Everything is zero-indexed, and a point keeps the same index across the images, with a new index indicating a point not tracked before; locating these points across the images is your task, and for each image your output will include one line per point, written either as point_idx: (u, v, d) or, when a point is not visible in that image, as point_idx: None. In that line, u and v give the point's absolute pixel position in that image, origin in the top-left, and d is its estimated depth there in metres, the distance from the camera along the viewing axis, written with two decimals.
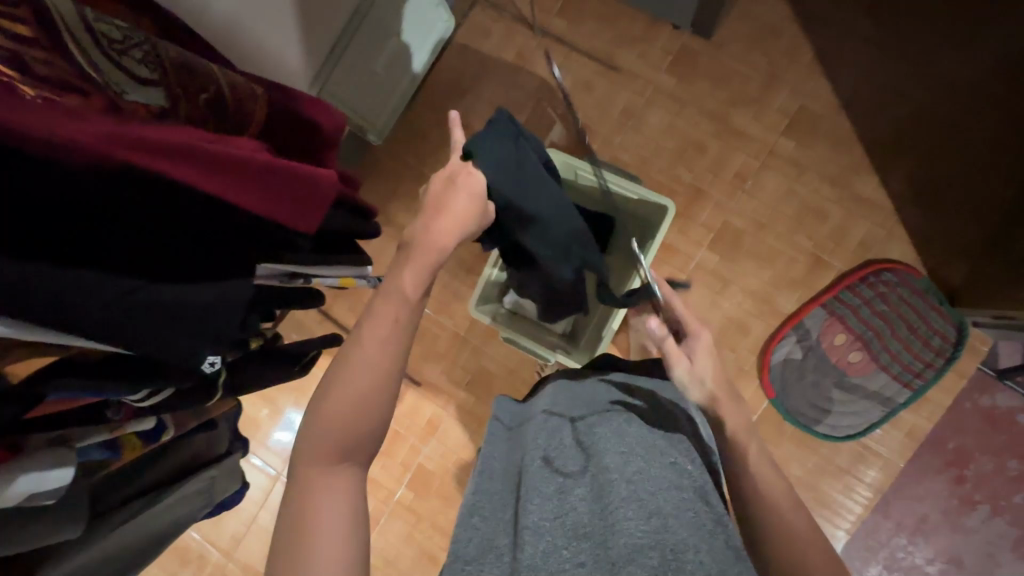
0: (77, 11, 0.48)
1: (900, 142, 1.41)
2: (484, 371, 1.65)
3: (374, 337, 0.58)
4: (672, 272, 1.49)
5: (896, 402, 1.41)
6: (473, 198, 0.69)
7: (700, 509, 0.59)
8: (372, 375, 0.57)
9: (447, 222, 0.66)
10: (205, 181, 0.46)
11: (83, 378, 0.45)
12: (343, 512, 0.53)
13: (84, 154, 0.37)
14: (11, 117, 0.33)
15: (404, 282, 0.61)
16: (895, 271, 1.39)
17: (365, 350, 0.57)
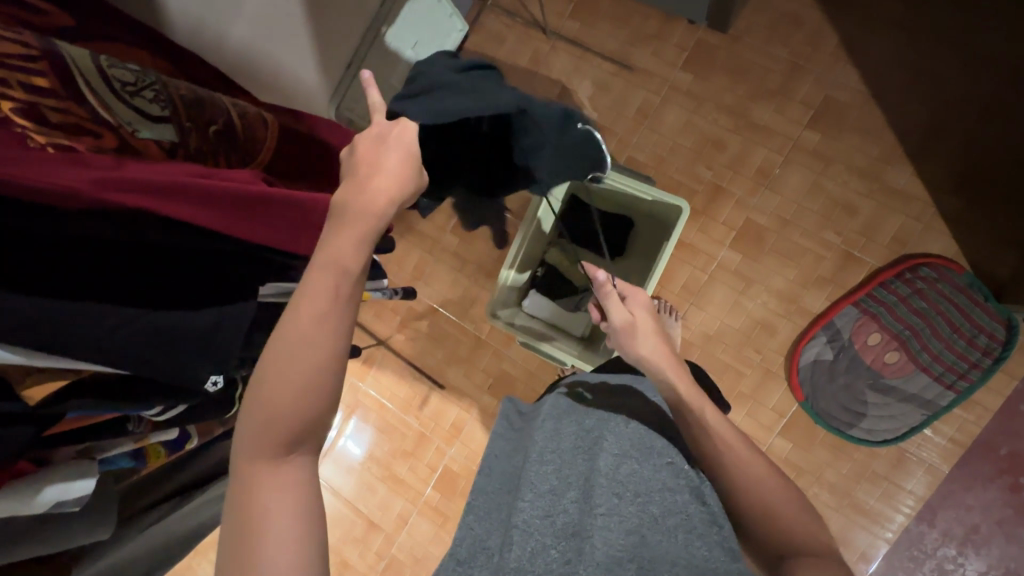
0: (93, 61, 0.53)
1: (937, 128, 1.32)
2: (505, 375, 1.67)
3: (306, 314, 0.55)
4: (692, 272, 1.46)
5: (937, 404, 1.33)
6: (408, 153, 0.65)
7: (693, 511, 0.58)
8: (310, 356, 0.54)
9: (381, 181, 0.62)
10: (196, 215, 0.48)
11: (98, 396, 0.49)
12: (292, 506, 0.51)
13: (73, 197, 0.41)
14: (11, 171, 0.38)
15: (340, 250, 0.57)
16: (933, 266, 1.31)
17: (295, 330, 0.54)
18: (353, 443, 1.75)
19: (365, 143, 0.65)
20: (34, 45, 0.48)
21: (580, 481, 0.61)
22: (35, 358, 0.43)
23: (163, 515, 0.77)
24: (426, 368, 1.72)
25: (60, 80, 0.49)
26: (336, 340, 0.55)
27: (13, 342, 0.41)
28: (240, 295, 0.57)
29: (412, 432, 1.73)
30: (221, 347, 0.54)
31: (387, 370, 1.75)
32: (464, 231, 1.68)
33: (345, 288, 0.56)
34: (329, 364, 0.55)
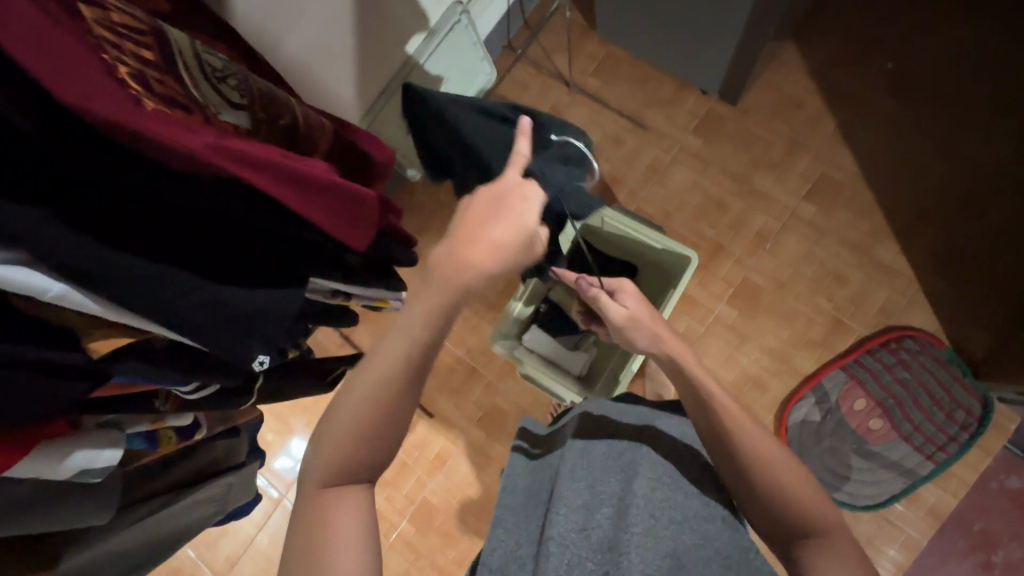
0: (190, 45, 0.55)
1: (921, 213, 1.44)
2: (497, 408, 1.66)
3: (380, 377, 0.62)
4: (690, 323, 1.51)
5: (918, 474, 1.38)
6: (516, 231, 0.69)
7: (723, 537, 0.60)
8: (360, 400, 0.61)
9: (475, 256, 0.67)
10: (281, 192, 0.51)
11: (152, 358, 0.50)
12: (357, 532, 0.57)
13: (189, 158, 0.42)
14: (140, 123, 0.39)
15: (414, 321, 0.64)
16: (917, 338, 1.39)
17: (366, 387, 0.61)
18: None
19: (477, 207, 0.69)
20: (141, 22, 0.49)
21: (613, 499, 0.61)
22: (109, 311, 0.44)
23: (161, 505, 0.73)
24: None
25: (161, 58, 0.50)
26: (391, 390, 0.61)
27: (98, 294, 0.42)
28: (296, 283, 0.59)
29: (392, 460, 1.67)
30: (272, 325, 0.55)
31: None
32: None
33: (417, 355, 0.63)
34: (383, 407, 0.61)
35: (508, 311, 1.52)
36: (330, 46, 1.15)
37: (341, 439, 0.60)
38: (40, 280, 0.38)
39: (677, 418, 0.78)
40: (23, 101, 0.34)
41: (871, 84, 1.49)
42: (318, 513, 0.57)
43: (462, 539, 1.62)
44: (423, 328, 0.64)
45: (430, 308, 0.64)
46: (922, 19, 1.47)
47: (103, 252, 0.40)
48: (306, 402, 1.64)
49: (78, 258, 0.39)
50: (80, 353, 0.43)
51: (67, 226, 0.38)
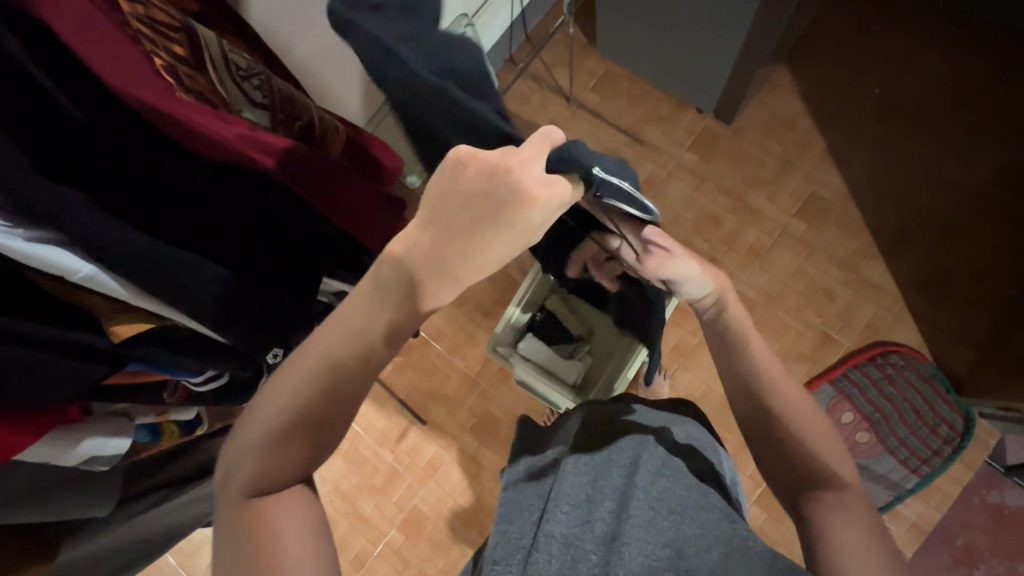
0: (218, 43, 0.57)
1: (907, 233, 1.49)
2: (490, 417, 1.66)
3: (306, 380, 0.52)
4: (683, 334, 1.54)
5: (903, 487, 1.41)
6: (494, 262, 0.48)
7: (722, 527, 0.60)
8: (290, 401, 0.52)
9: (445, 273, 0.48)
10: (301, 185, 0.54)
11: (170, 346, 0.50)
12: (298, 534, 0.51)
13: (222, 146, 0.46)
14: (181, 111, 0.42)
15: (354, 324, 0.51)
16: (901, 354, 1.43)
17: (288, 393, 0.52)
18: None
19: (447, 202, 0.46)
20: (175, 19, 0.51)
21: (614, 493, 0.62)
22: (133, 295, 0.45)
23: (159, 499, 0.73)
24: (408, 402, 1.68)
25: (191, 52, 0.52)
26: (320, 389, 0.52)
27: (124, 277, 0.44)
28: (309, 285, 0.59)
29: (383, 467, 1.66)
30: (282, 325, 0.56)
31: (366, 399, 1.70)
32: None
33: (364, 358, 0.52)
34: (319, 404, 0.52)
35: (506, 318, 1.54)
36: (339, 53, 1.17)
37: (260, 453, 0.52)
38: (72, 261, 0.41)
39: (679, 418, 0.79)
40: (79, 92, 0.41)
41: (860, 108, 1.54)
42: (248, 530, 0.50)
43: (452, 548, 1.60)
44: (364, 335, 0.51)
45: (385, 314, 0.51)
46: (908, 49, 1.54)
47: (132, 237, 0.43)
48: None
49: (110, 241, 0.42)
50: (101, 336, 0.45)
51: (100, 209, 0.42)
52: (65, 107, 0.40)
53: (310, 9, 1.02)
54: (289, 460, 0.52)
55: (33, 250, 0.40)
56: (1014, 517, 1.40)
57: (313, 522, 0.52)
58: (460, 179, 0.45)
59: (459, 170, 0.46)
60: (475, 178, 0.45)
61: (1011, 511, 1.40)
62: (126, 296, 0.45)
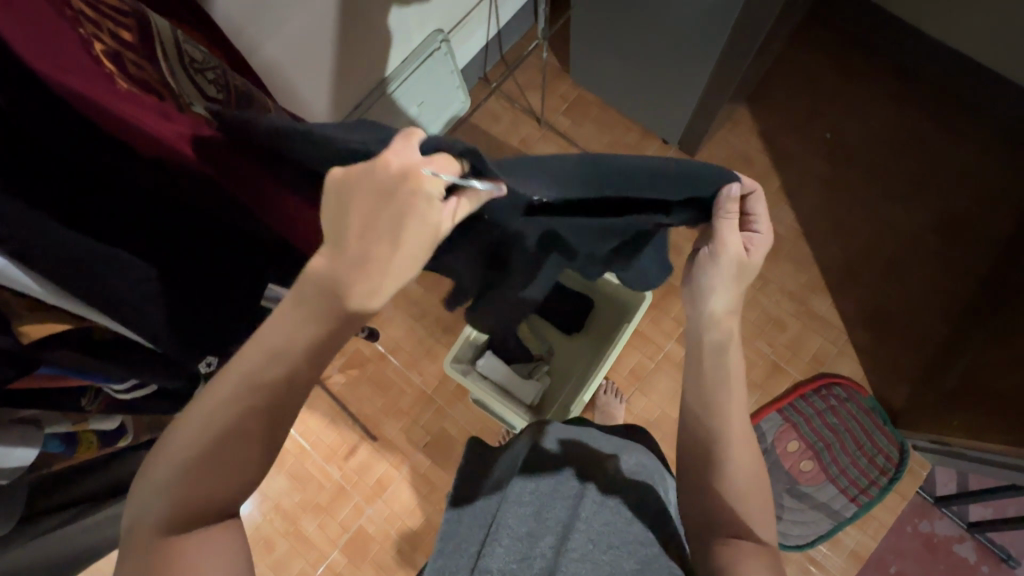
0: (172, 33, 0.55)
1: (852, 271, 1.57)
2: (444, 434, 1.61)
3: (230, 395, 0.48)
4: (641, 358, 1.57)
5: (843, 515, 1.44)
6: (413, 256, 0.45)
7: (663, 561, 0.57)
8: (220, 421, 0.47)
9: (367, 278, 0.45)
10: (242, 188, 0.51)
11: (91, 350, 0.47)
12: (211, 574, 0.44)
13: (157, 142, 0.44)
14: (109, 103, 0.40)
15: (268, 335, 0.48)
16: (843, 386, 1.50)
17: (220, 413, 0.47)
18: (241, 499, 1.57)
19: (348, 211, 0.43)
20: (128, 4, 0.49)
21: (557, 528, 0.61)
22: (50, 294, 0.43)
23: (77, 513, 0.67)
24: (360, 416, 1.63)
25: (138, 39, 0.49)
26: (245, 399, 0.47)
27: (36, 273, 0.41)
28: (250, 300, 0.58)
29: (330, 484, 1.59)
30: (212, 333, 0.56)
31: (316, 412, 1.63)
32: (429, 282, 1.67)
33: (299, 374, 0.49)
34: (244, 418, 0.48)
35: (463, 336, 1.50)
36: (307, 55, 1.14)
37: (178, 482, 0.46)
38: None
39: (631, 443, 0.80)
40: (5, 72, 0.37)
41: (812, 150, 1.63)
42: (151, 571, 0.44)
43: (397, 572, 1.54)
44: (292, 353, 0.48)
45: (308, 326, 0.48)
46: (857, 97, 1.63)
47: (54, 231, 0.40)
48: None
49: (26, 234, 0.39)
50: (8, 334, 0.41)
51: (17, 199, 0.39)
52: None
53: (280, 8, 0.99)
54: (200, 489, 0.46)
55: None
56: (942, 545, 1.46)
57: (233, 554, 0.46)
58: (357, 205, 0.43)
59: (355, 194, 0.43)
60: (372, 192, 0.42)
61: (939, 539, 1.47)
62: (41, 295, 0.42)
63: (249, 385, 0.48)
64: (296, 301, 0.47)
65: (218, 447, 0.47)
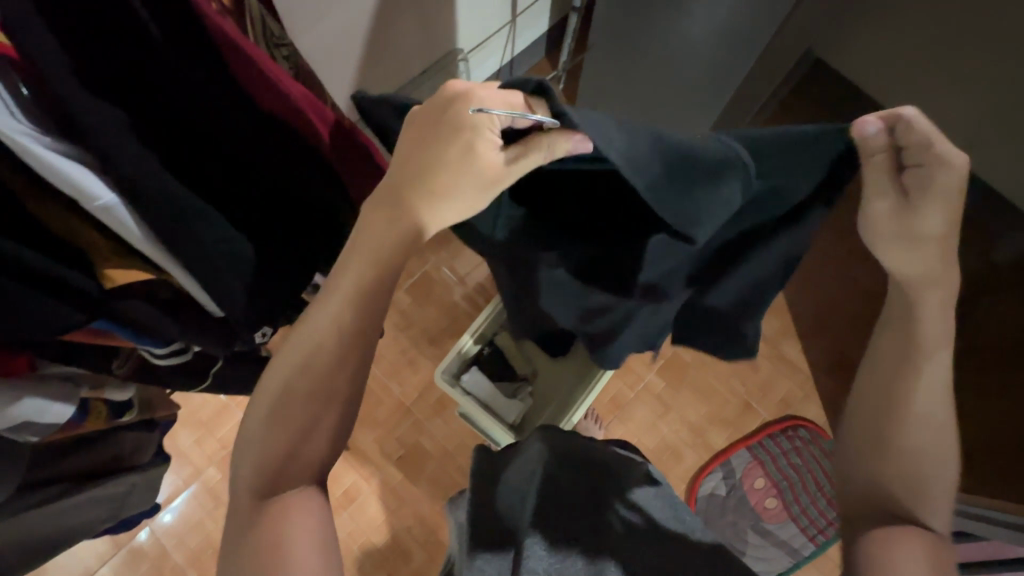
0: (261, 9, 0.58)
1: (824, 321, 1.63)
2: (419, 449, 1.57)
3: (308, 349, 0.53)
4: (622, 387, 1.61)
5: (802, 554, 1.52)
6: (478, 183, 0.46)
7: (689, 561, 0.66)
8: (302, 376, 0.53)
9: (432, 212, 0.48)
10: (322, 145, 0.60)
11: (153, 304, 0.52)
12: (309, 547, 0.51)
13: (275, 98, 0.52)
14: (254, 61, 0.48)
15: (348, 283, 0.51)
16: (808, 428, 1.58)
17: (295, 357, 0.53)
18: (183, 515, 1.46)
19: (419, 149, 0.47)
20: None
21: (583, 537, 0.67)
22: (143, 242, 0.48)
23: (66, 487, 0.64)
24: None
25: (236, 9, 0.53)
26: (325, 348, 0.52)
27: (140, 216, 0.46)
28: (299, 275, 0.63)
29: None
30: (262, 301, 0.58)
31: None
32: (416, 293, 1.65)
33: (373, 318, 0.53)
34: (324, 375, 0.53)
35: (457, 348, 1.51)
36: (334, 54, 1.15)
37: (262, 427, 0.54)
38: (97, 187, 0.43)
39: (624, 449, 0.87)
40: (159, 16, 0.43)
41: None
42: (261, 535, 0.51)
43: None
44: (367, 287, 0.51)
45: (366, 269, 0.50)
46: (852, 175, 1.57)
47: (166, 177, 0.45)
48: (202, 418, 1.49)
49: (140, 173, 0.43)
50: (93, 278, 0.47)
51: (137, 140, 0.44)
52: (148, 29, 0.42)
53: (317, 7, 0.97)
54: (282, 448, 0.54)
55: (64, 167, 0.41)
56: None
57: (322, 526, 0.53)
58: (417, 150, 0.47)
59: (412, 136, 0.47)
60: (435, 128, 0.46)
61: None
62: (139, 241, 0.47)
63: (327, 344, 0.52)
64: (354, 252, 0.50)
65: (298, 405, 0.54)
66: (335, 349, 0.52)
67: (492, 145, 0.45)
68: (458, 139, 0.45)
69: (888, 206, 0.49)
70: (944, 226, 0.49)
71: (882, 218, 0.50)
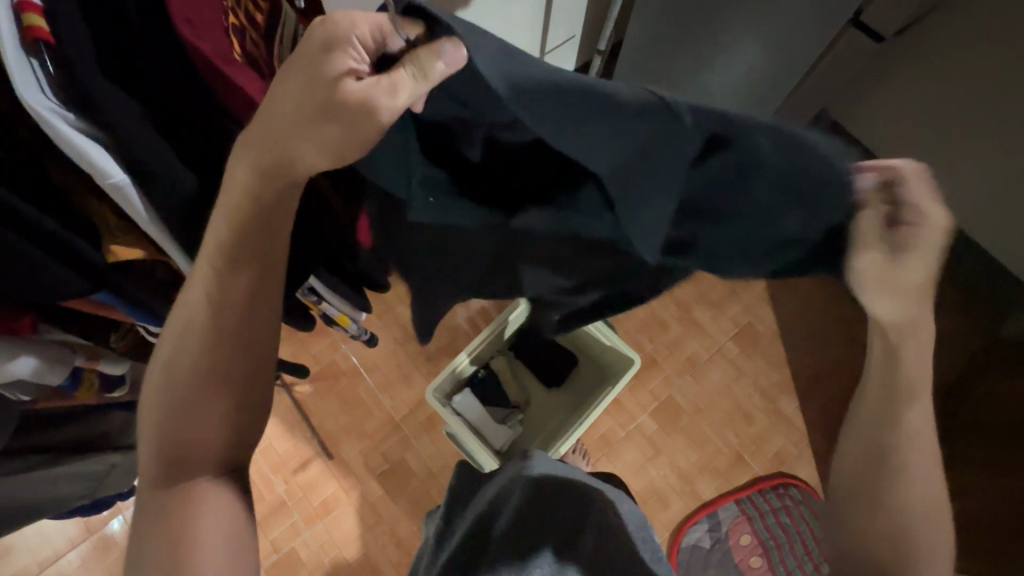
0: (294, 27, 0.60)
1: (822, 380, 1.61)
2: (403, 465, 1.56)
3: (186, 314, 0.51)
4: (613, 425, 1.59)
5: None
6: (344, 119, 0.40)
7: None
8: (185, 352, 0.51)
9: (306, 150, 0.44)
10: None
11: (146, 279, 0.55)
12: (230, 537, 0.51)
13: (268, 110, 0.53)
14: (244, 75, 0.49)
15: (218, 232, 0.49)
16: (800, 488, 1.54)
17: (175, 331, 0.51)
18: None
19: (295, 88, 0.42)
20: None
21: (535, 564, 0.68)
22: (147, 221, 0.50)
23: (39, 462, 0.64)
24: (320, 431, 1.57)
25: (266, 28, 0.56)
26: (201, 312, 0.50)
27: (143, 197, 0.48)
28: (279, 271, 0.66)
29: (272, 497, 1.51)
30: None
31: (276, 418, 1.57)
32: None
33: (248, 274, 0.50)
34: (202, 343, 0.51)
35: (451, 366, 1.45)
36: None
37: (156, 394, 0.51)
38: (109, 165, 0.45)
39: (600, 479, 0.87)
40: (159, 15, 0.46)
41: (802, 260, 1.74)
42: (170, 522, 0.49)
43: None
44: (240, 242, 0.49)
45: (230, 214, 0.48)
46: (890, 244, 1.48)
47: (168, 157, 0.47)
48: None
49: (144, 155, 0.46)
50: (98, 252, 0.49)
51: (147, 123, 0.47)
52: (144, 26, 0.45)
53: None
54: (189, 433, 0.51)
55: (77, 140, 0.43)
56: None
57: (243, 517, 0.53)
58: (288, 85, 0.42)
59: (285, 78, 0.43)
60: (304, 61, 0.41)
61: None
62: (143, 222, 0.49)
63: (204, 301, 0.50)
64: (223, 200, 0.48)
65: (192, 381, 0.51)
66: (207, 311, 0.50)
67: (350, 73, 0.40)
68: (324, 66, 0.40)
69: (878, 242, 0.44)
70: (925, 278, 0.46)
71: (874, 269, 0.45)
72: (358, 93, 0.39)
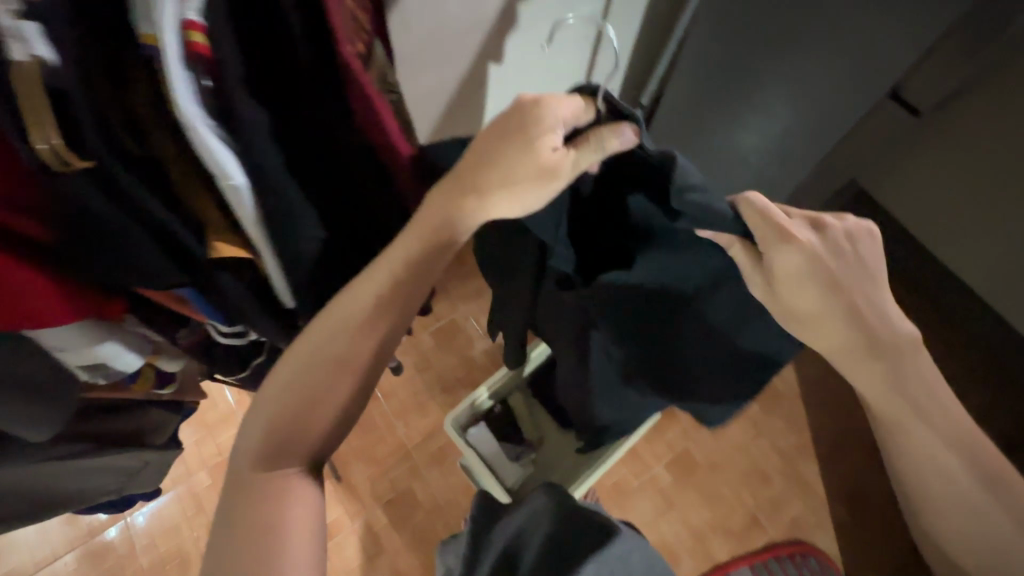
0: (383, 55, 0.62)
1: (842, 446, 1.58)
2: (410, 496, 1.53)
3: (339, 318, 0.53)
4: (626, 473, 1.56)
5: None
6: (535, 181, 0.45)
7: None
8: (330, 352, 0.53)
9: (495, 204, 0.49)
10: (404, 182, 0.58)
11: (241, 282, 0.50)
12: (308, 528, 0.52)
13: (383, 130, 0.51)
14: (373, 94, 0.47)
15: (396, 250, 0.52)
16: (817, 558, 1.48)
17: (324, 333, 0.52)
18: (163, 516, 1.43)
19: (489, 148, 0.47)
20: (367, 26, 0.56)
21: None
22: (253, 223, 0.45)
23: (75, 454, 0.64)
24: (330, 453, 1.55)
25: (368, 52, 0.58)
26: (358, 319, 0.53)
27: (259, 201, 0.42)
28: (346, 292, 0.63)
29: None
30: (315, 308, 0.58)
31: None
32: (442, 339, 1.67)
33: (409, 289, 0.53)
34: (355, 345, 0.53)
35: (471, 398, 1.46)
36: None
37: (290, 381, 0.53)
38: (233, 167, 0.40)
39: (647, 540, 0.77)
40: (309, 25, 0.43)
41: None
42: (254, 511, 0.51)
43: None
44: (408, 259, 0.52)
45: (416, 243, 0.51)
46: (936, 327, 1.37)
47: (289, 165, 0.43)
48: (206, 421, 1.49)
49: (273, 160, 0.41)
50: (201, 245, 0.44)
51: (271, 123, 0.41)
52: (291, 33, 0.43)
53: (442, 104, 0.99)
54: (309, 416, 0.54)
55: (214, 152, 0.38)
56: None
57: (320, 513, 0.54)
58: (495, 142, 0.46)
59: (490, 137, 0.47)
60: (517, 127, 0.46)
61: None
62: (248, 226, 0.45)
63: (361, 312, 0.53)
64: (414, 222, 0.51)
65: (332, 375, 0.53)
66: (367, 320, 0.53)
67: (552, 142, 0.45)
68: (534, 134, 0.45)
69: (817, 287, 0.48)
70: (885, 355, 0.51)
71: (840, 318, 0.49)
72: (558, 163, 0.45)
